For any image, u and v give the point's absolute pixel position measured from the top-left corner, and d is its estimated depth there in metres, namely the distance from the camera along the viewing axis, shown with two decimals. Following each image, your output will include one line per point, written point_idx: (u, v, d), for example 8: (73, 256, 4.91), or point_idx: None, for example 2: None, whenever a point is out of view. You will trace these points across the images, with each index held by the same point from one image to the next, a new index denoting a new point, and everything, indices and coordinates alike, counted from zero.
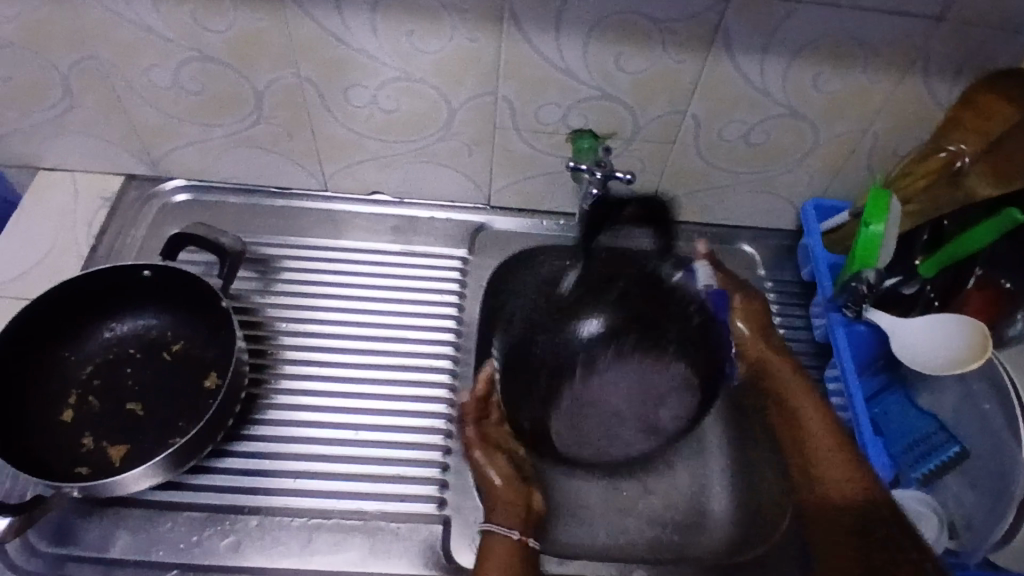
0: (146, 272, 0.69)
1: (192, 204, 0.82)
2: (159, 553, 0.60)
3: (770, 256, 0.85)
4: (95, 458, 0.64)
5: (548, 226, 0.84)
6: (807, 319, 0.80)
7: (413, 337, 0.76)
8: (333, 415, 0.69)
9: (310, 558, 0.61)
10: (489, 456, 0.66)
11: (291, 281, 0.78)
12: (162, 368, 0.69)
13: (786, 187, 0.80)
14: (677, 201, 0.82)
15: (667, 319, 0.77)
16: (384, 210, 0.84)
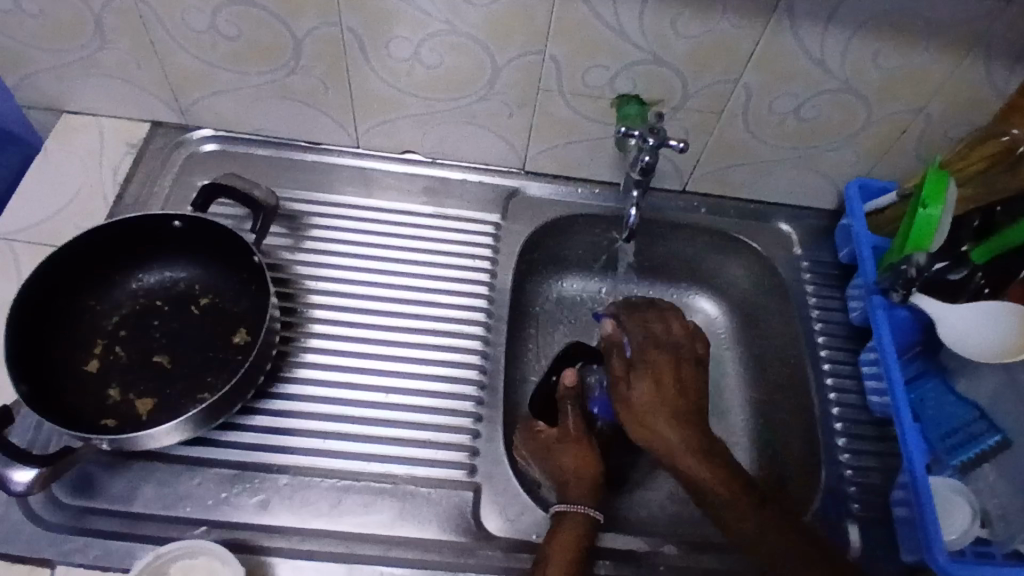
0: (177, 223, 0.67)
1: (221, 154, 0.80)
2: (186, 508, 0.59)
3: (808, 235, 0.83)
4: (122, 409, 0.63)
5: (584, 194, 0.82)
6: (842, 301, 0.79)
7: (444, 301, 0.74)
8: (363, 376, 0.68)
9: (339, 519, 0.60)
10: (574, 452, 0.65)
11: (320, 239, 0.76)
12: (190, 322, 0.68)
13: (830, 166, 0.77)
14: (718, 175, 0.80)
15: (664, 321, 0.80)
16: (415, 170, 0.81)
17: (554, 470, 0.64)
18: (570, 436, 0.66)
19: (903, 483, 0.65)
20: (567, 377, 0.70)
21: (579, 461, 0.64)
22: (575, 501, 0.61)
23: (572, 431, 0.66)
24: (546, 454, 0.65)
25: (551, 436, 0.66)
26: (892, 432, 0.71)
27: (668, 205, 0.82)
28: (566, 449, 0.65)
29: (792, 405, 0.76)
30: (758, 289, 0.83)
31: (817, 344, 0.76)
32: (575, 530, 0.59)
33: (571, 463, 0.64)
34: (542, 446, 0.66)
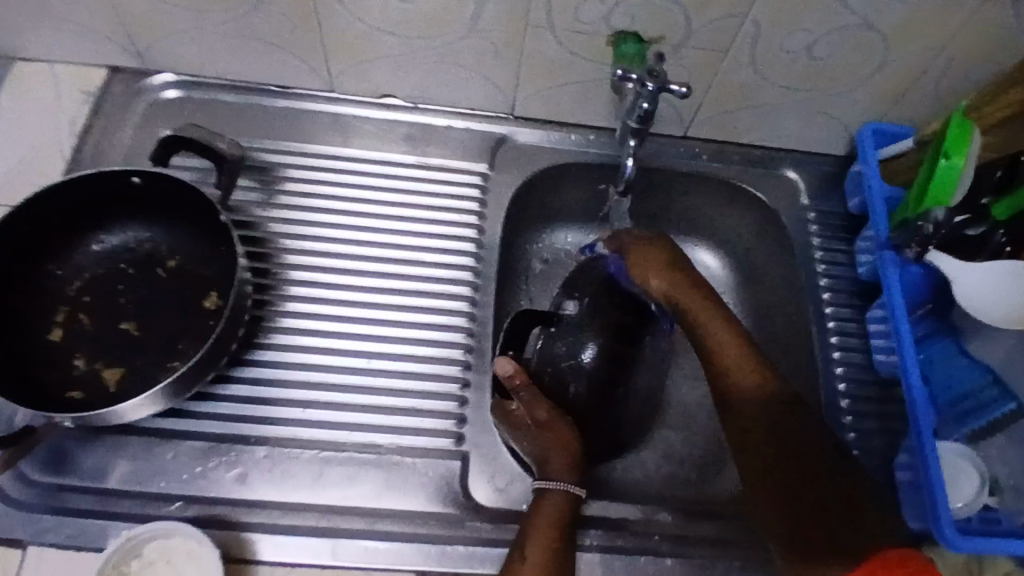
0: (136, 179, 0.62)
1: (185, 102, 0.74)
2: (161, 484, 0.57)
3: (816, 183, 0.78)
4: (90, 382, 0.60)
5: (577, 141, 0.76)
6: (850, 255, 0.75)
7: (428, 260, 0.70)
8: (344, 342, 0.65)
9: (323, 492, 0.58)
10: (550, 434, 0.58)
11: (295, 194, 0.71)
12: (157, 286, 0.64)
13: (844, 109, 0.72)
14: (722, 119, 0.74)
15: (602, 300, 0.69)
16: (396, 117, 0.75)
17: (534, 449, 0.58)
18: (540, 415, 0.59)
19: (909, 448, 0.63)
20: (505, 365, 0.60)
21: (558, 438, 0.58)
22: (554, 478, 0.57)
23: (541, 412, 0.59)
24: (527, 431, 0.59)
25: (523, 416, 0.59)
26: (896, 392, 0.69)
27: (668, 152, 0.77)
28: (544, 429, 0.58)
29: (794, 363, 0.73)
30: (761, 241, 0.78)
31: (821, 301, 0.73)
32: (555, 509, 0.56)
33: (551, 442, 0.58)
34: (513, 424, 0.60)
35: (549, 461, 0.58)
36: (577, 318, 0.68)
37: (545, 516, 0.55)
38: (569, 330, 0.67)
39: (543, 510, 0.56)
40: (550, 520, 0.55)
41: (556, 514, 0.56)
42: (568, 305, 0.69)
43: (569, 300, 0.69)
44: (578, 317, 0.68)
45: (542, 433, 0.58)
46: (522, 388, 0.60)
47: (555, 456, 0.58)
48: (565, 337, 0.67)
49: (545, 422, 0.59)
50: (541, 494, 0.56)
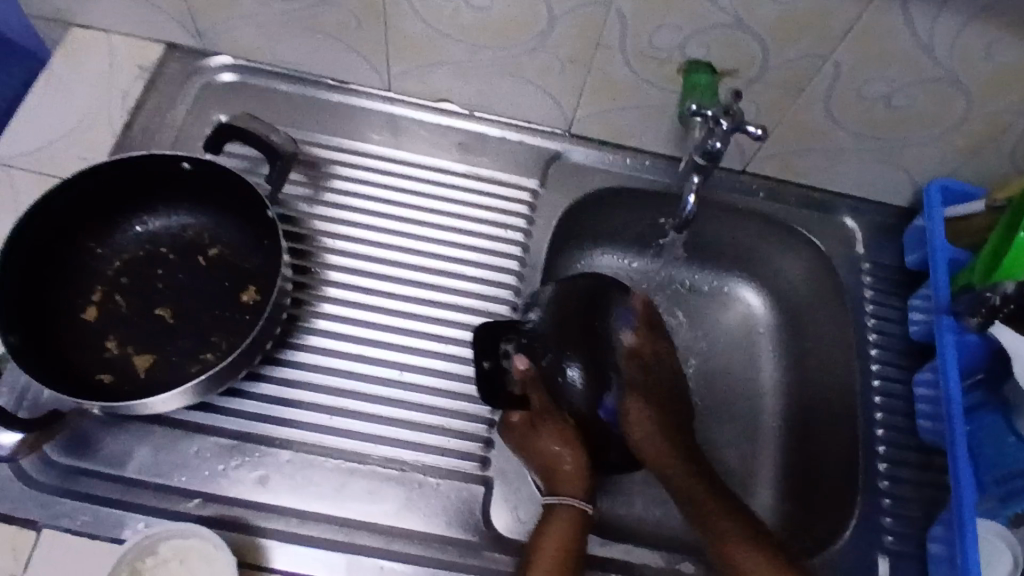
0: (186, 165, 0.61)
1: (240, 86, 0.73)
2: (181, 478, 0.56)
3: (874, 234, 0.75)
4: (119, 366, 0.59)
5: (632, 165, 0.74)
6: (902, 312, 0.72)
7: (469, 274, 0.68)
8: (378, 350, 0.63)
9: (341, 504, 0.57)
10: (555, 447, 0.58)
11: (342, 192, 0.70)
12: (196, 273, 0.63)
13: (914, 160, 0.69)
14: (784, 158, 0.72)
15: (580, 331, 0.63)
16: (450, 122, 0.74)
17: (536, 459, 0.58)
18: (542, 415, 0.59)
19: (947, 519, 0.60)
20: (518, 362, 0.60)
21: (562, 437, 0.59)
22: (563, 494, 0.57)
23: (546, 418, 0.59)
24: (527, 434, 0.59)
25: (525, 419, 0.59)
26: (938, 461, 0.66)
27: (724, 186, 0.75)
28: (542, 439, 0.58)
29: (832, 418, 0.71)
30: (810, 288, 0.76)
31: (868, 357, 0.70)
32: (560, 526, 0.55)
33: (554, 443, 0.58)
34: (521, 436, 0.59)
35: (554, 473, 0.58)
36: (544, 331, 0.62)
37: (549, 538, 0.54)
38: (536, 342, 0.62)
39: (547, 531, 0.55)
40: (556, 541, 0.54)
41: (563, 535, 0.55)
42: (531, 315, 0.63)
43: (531, 311, 0.64)
44: (543, 330, 0.62)
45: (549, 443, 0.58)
46: (534, 392, 0.60)
47: (562, 462, 0.58)
48: (533, 351, 0.62)
49: (553, 430, 0.59)
50: (550, 512, 0.56)
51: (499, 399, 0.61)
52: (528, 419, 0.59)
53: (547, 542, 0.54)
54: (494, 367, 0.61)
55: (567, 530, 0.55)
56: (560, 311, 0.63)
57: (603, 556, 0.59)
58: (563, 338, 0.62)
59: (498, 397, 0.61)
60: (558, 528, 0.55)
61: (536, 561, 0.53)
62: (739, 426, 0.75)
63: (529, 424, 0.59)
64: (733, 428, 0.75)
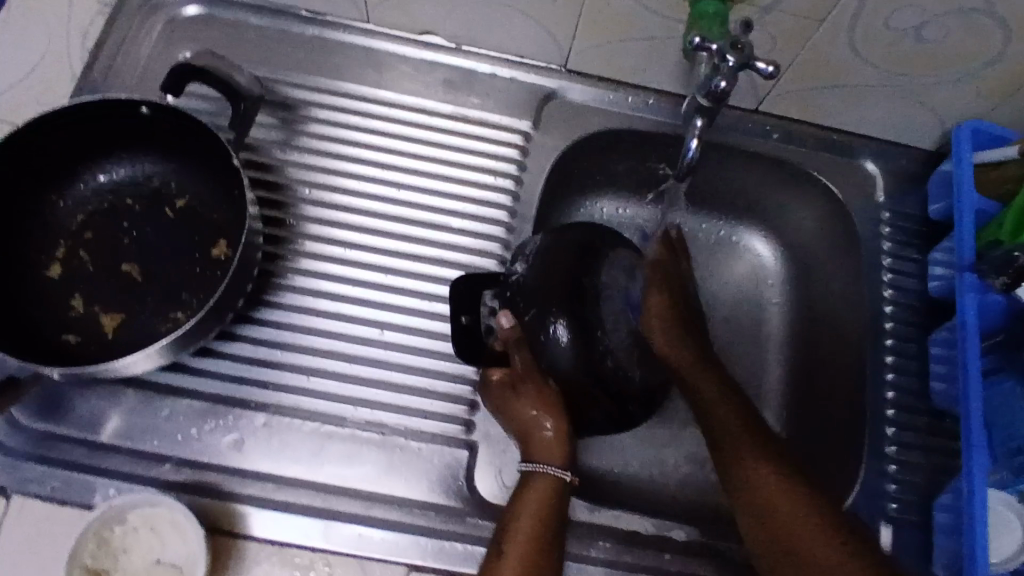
0: (144, 110, 0.56)
1: (206, 20, 0.67)
2: (154, 442, 0.54)
3: (897, 180, 0.69)
4: (86, 326, 0.56)
5: (634, 104, 0.68)
6: (921, 265, 0.67)
7: (455, 226, 0.64)
8: (357, 307, 0.60)
9: (319, 469, 0.55)
10: (533, 411, 0.55)
11: (318, 136, 0.65)
12: (163, 226, 0.59)
13: (945, 99, 0.62)
14: (802, 96, 0.65)
15: (564, 284, 0.57)
16: (435, 57, 0.67)
17: (514, 423, 0.55)
18: (522, 376, 0.56)
19: (954, 488, 0.57)
20: (502, 320, 0.58)
21: (541, 400, 0.56)
22: (539, 463, 0.54)
23: (525, 377, 0.56)
24: (504, 396, 0.56)
25: (504, 379, 0.56)
26: (949, 426, 0.63)
27: (735, 128, 0.68)
28: (519, 401, 0.55)
29: (841, 379, 0.67)
30: (824, 239, 0.71)
31: (882, 315, 0.66)
32: (538, 496, 0.52)
33: (531, 408, 0.55)
34: (498, 397, 0.56)
35: (530, 439, 0.55)
36: (527, 283, 0.58)
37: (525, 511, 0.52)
38: (520, 296, 0.58)
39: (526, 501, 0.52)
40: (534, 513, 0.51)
41: (540, 506, 0.52)
42: (516, 268, 0.60)
43: (518, 263, 0.60)
44: (528, 282, 0.58)
45: (527, 406, 0.55)
46: (517, 352, 0.57)
47: (541, 428, 0.55)
48: (518, 306, 0.58)
49: (533, 393, 0.56)
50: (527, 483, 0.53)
51: (481, 358, 0.58)
52: (508, 379, 0.56)
53: (522, 516, 0.51)
54: (472, 323, 0.58)
55: (545, 503, 0.52)
56: (548, 265, 0.58)
57: (594, 522, 0.57)
58: (546, 292, 0.57)
59: (478, 356, 0.58)
60: (536, 502, 0.52)
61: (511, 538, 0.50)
62: (742, 385, 0.71)
63: (508, 385, 0.56)
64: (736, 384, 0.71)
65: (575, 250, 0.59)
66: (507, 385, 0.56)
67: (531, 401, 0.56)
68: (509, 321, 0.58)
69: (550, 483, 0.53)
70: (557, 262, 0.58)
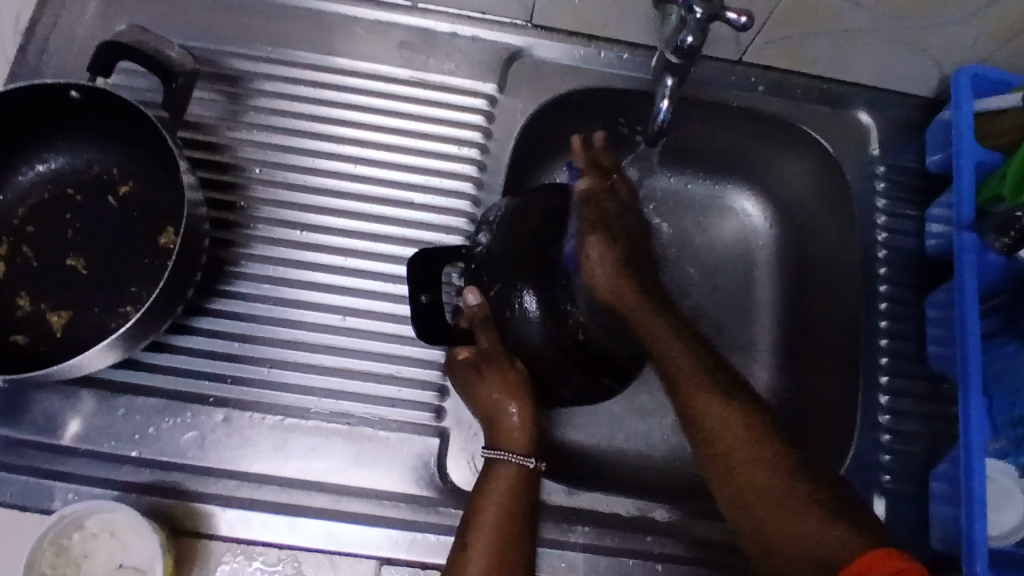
0: (74, 93, 0.53)
1: None
2: (111, 443, 0.52)
3: (893, 130, 0.64)
4: (35, 326, 0.54)
5: (606, 60, 0.63)
6: (919, 221, 0.63)
7: (418, 201, 0.61)
8: (317, 293, 0.57)
9: (283, 464, 0.53)
10: (497, 395, 0.53)
11: (269, 111, 0.61)
12: (108, 216, 0.56)
13: (945, 40, 0.57)
14: (788, 43, 0.60)
15: (530, 258, 0.54)
16: (389, 18, 0.63)
17: (476, 407, 0.53)
18: (486, 356, 0.54)
19: (951, 457, 0.54)
20: (467, 297, 0.54)
21: (504, 384, 0.53)
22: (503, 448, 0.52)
23: (491, 356, 0.54)
24: (468, 376, 0.54)
25: (469, 358, 0.54)
26: (947, 391, 0.60)
27: (716, 80, 0.63)
28: (482, 385, 0.53)
29: (833, 344, 0.64)
30: (815, 195, 0.66)
31: (876, 277, 0.62)
32: (502, 487, 0.51)
33: (495, 391, 0.53)
34: (461, 379, 0.54)
35: (495, 426, 0.53)
36: (492, 255, 0.54)
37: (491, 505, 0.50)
38: (484, 269, 0.54)
39: (489, 495, 0.50)
40: (499, 506, 0.50)
41: (506, 491, 0.50)
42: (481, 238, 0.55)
43: (483, 233, 0.55)
44: (492, 253, 0.54)
45: (490, 391, 0.53)
46: (483, 328, 0.54)
47: (505, 413, 0.53)
48: (483, 279, 0.54)
49: (499, 377, 0.53)
50: (490, 472, 0.51)
51: (445, 338, 0.53)
52: (472, 361, 0.54)
53: (485, 507, 0.50)
54: (433, 302, 0.53)
55: (509, 492, 0.50)
56: (512, 234, 0.54)
57: (573, 506, 0.55)
58: (513, 262, 0.53)
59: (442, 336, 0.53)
60: (501, 493, 0.50)
61: (476, 530, 0.49)
62: (731, 353, 0.68)
63: (471, 368, 0.54)
64: (725, 351, 0.68)
65: (546, 218, 0.55)
66: (472, 366, 0.54)
67: (497, 385, 0.53)
68: (476, 297, 0.54)
69: (515, 472, 0.51)
70: (520, 234, 0.54)
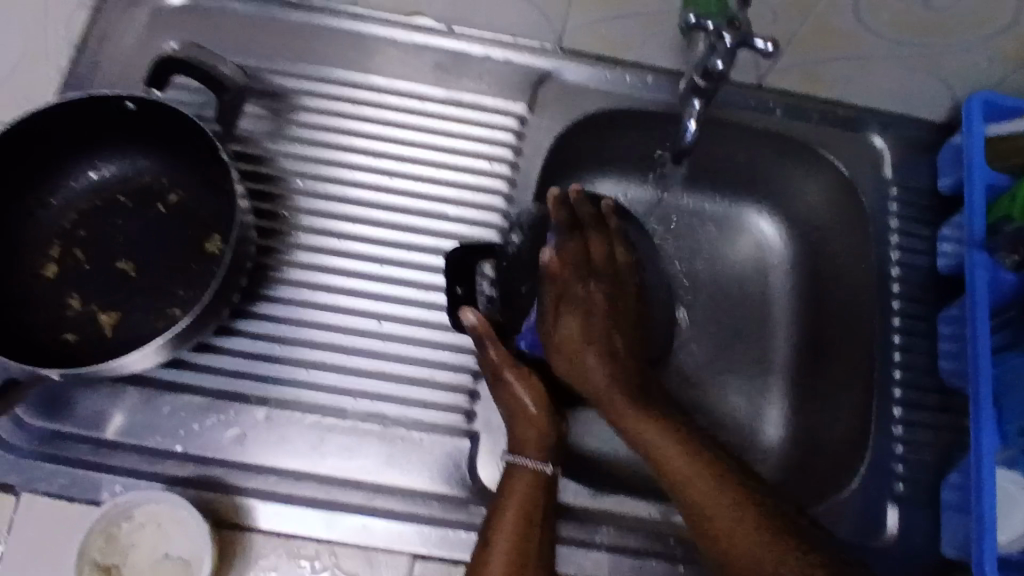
0: (129, 105, 0.56)
1: (189, 10, 0.65)
2: (156, 438, 0.55)
3: (904, 153, 0.67)
4: (84, 326, 0.56)
5: (631, 83, 0.67)
6: (930, 241, 0.66)
7: (450, 213, 0.63)
8: (353, 299, 0.60)
9: (320, 461, 0.55)
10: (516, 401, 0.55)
11: (310, 126, 0.64)
12: (155, 222, 0.59)
13: (956, 70, 0.60)
14: (805, 69, 0.63)
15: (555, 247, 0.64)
16: (424, 41, 0.66)
17: (502, 409, 0.56)
18: (499, 367, 0.56)
19: (964, 467, 0.56)
20: (466, 316, 0.55)
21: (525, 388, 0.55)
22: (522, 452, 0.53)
23: (509, 366, 0.56)
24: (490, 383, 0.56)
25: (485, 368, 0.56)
26: (959, 403, 0.62)
27: (736, 103, 0.66)
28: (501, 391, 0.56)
29: (847, 358, 0.66)
30: (830, 214, 0.69)
31: (890, 293, 0.65)
32: (522, 491, 0.51)
33: (511, 397, 0.55)
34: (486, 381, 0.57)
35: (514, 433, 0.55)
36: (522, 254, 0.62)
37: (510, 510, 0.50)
38: (515, 268, 0.61)
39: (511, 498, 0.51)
40: (520, 508, 0.51)
41: (526, 495, 0.51)
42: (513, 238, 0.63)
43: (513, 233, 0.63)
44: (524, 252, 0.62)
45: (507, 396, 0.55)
46: (490, 344, 0.55)
47: (523, 418, 0.55)
48: (514, 275, 0.61)
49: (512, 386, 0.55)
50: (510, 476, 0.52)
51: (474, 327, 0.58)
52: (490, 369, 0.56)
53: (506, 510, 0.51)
54: (467, 294, 0.59)
55: (531, 495, 0.52)
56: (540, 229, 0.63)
57: (596, 508, 0.57)
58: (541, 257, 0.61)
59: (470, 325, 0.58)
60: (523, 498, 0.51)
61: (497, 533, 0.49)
62: (747, 365, 0.70)
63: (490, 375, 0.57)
64: (740, 365, 0.70)
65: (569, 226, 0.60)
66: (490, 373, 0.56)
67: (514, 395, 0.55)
68: (474, 318, 0.55)
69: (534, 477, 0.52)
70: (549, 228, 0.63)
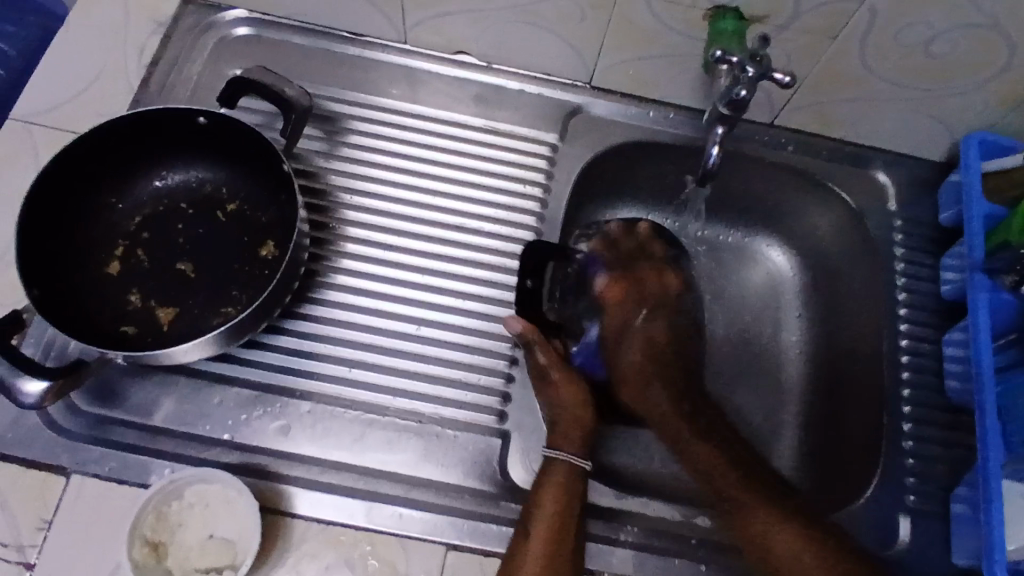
0: (201, 119, 0.61)
1: (254, 41, 0.72)
2: (205, 427, 0.58)
3: (907, 188, 0.72)
4: (142, 320, 0.60)
5: (654, 118, 0.72)
6: (935, 270, 0.70)
7: (486, 230, 0.68)
8: (395, 305, 0.63)
9: (360, 454, 0.58)
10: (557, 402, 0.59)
11: (358, 146, 0.69)
12: (214, 228, 0.64)
13: (953, 113, 0.66)
14: (816, 108, 0.69)
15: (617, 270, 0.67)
16: (466, 74, 0.72)
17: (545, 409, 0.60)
18: (545, 369, 0.60)
19: (972, 479, 0.59)
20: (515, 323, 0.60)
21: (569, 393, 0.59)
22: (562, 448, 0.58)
23: (554, 369, 0.60)
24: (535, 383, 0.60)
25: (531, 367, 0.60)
26: (966, 421, 0.65)
27: (752, 138, 0.72)
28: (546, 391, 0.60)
29: (857, 377, 0.69)
30: (838, 244, 0.74)
31: (898, 317, 0.68)
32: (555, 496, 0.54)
33: (557, 398, 0.59)
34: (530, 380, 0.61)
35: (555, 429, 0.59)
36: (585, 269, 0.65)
37: (545, 511, 0.53)
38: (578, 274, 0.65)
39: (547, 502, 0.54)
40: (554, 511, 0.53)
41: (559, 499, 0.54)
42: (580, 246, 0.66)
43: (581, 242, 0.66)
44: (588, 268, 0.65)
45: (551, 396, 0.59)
46: (537, 348, 0.60)
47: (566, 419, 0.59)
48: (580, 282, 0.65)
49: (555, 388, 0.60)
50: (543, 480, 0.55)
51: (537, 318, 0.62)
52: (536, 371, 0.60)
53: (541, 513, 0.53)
54: (536, 287, 0.62)
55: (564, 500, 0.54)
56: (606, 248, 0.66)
57: (622, 509, 0.59)
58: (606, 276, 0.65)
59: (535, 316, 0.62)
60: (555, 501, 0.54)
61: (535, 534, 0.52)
62: (762, 385, 0.74)
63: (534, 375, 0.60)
64: (754, 385, 0.74)
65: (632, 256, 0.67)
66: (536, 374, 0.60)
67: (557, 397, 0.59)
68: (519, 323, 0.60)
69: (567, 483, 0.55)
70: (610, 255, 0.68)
